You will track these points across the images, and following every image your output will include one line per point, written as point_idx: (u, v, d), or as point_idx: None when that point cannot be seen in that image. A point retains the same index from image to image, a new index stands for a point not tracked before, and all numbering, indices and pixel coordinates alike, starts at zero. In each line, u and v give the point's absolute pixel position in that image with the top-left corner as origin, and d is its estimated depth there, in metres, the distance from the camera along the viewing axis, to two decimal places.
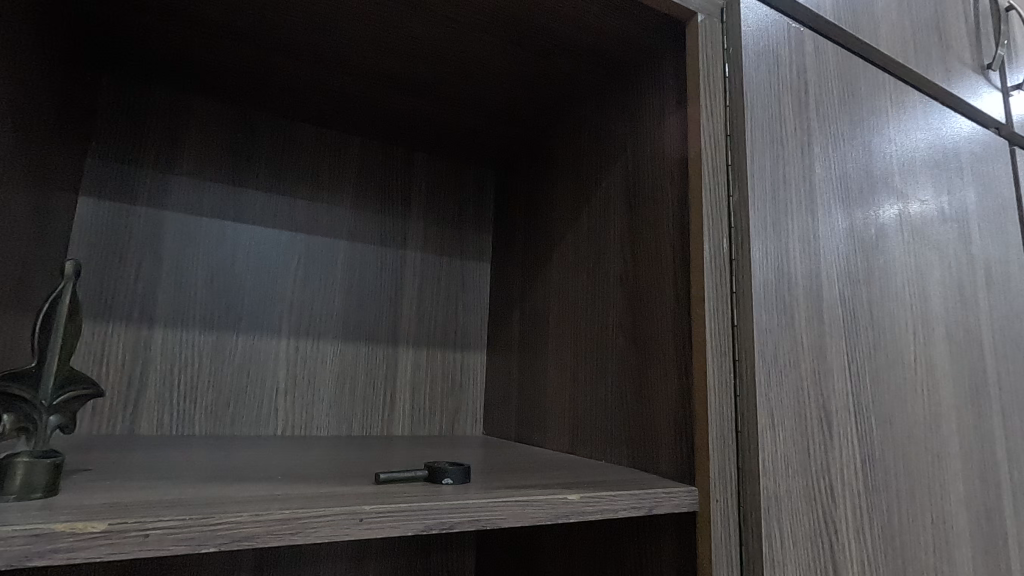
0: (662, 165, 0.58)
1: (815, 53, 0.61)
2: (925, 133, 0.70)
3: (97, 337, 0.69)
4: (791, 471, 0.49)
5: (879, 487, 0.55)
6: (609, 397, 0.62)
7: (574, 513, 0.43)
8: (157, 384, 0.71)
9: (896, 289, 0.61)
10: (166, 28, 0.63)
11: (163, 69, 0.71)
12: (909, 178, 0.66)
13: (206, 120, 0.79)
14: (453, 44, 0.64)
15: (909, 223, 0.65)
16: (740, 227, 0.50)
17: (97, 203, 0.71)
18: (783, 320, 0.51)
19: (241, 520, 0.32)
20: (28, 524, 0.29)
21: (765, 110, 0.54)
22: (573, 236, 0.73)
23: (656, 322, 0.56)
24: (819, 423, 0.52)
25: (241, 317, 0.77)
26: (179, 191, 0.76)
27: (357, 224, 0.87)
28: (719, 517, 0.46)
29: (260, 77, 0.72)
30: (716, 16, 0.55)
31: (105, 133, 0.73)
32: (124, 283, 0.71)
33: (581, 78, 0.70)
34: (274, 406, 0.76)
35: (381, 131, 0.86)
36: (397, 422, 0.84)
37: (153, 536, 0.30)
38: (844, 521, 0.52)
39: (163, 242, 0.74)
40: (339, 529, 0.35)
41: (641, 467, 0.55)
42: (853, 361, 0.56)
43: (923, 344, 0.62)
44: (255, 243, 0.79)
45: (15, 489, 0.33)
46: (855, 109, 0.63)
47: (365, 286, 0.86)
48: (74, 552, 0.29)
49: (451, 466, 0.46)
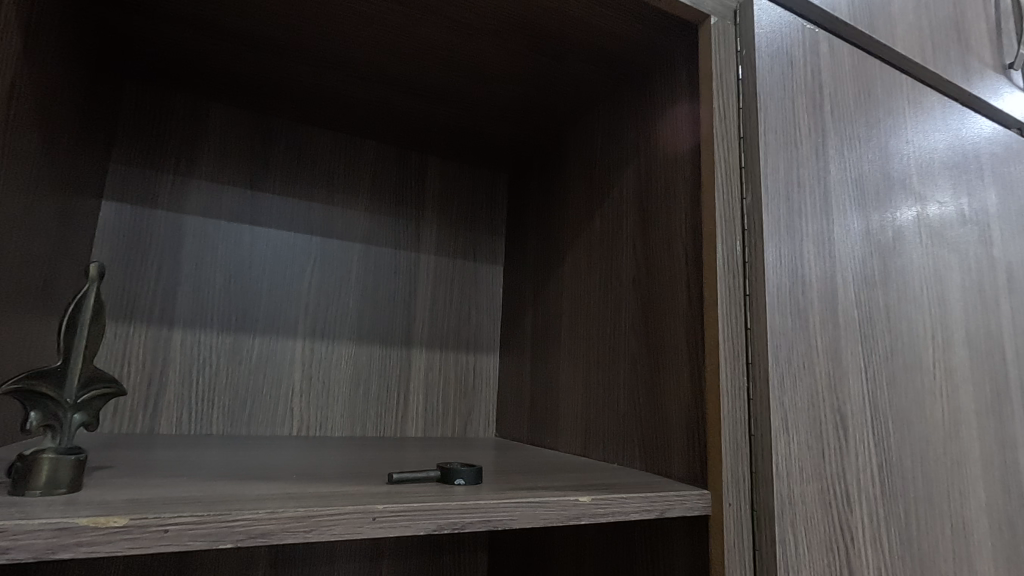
0: (675, 168, 0.58)
1: (830, 53, 0.60)
2: (944, 135, 0.69)
3: (119, 338, 0.71)
4: (806, 476, 0.49)
5: (897, 493, 0.54)
6: (622, 401, 0.62)
7: (585, 515, 0.43)
8: (176, 384, 0.72)
9: (914, 293, 0.60)
10: (185, 35, 0.64)
11: (183, 76, 0.73)
12: (927, 180, 0.65)
13: (224, 125, 0.80)
14: (465, 48, 0.65)
15: (928, 226, 0.64)
16: (753, 229, 0.50)
17: (120, 206, 0.73)
18: (797, 323, 0.50)
19: (256, 517, 0.33)
20: (52, 517, 0.30)
21: (778, 112, 0.54)
22: (586, 238, 0.73)
23: (668, 324, 0.56)
24: (835, 427, 0.51)
25: (258, 319, 0.78)
26: (198, 195, 0.78)
27: (372, 227, 0.88)
28: (732, 520, 0.46)
29: (276, 82, 0.74)
30: (728, 19, 0.55)
31: (128, 138, 0.75)
32: (145, 285, 0.73)
33: (594, 81, 0.70)
34: (290, 406, 0.78)
35: (396, 135, 0.87)
36: (410, 423, 0.85)
37: (172, 531, 0.31)
38: (861, 527, 0.51)
39: (182, 245, 0.76)
40: (352, 527, 0.35)
41: (654, 470, 0.55)
42: (870, 365, 0.55)
43: (942, 349, 0.61)
44: (271, 246, 0.81)
45: (40, 485, 0.34)
46: (870, 110, 0.62)
47: (379, 288, 0.87)
48: (96, 545, 0.29)
49: (462, 467, 0.46)
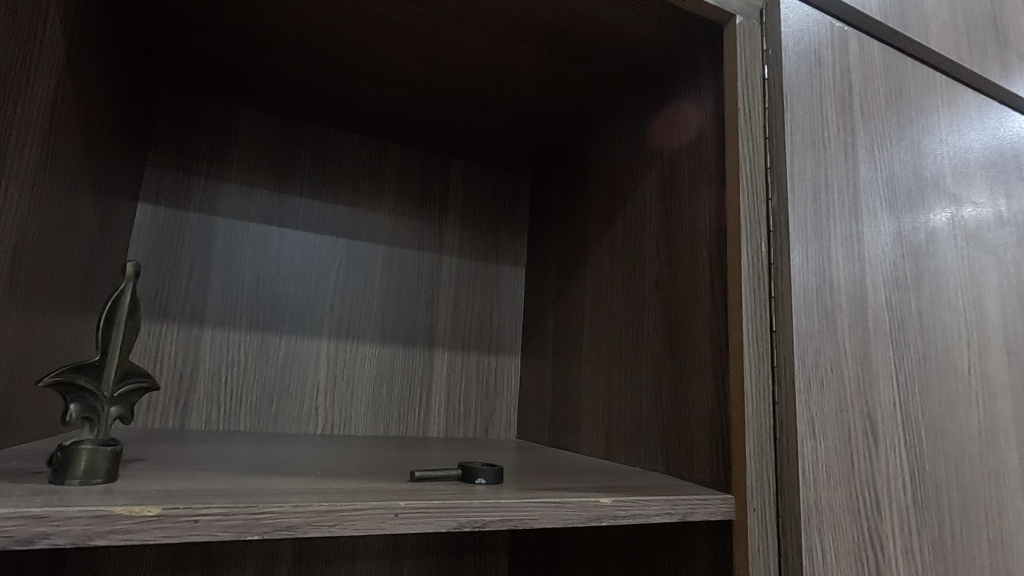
0: (699, 168, 0.57)
1: (859, 52, 0.59)
2: (982, 134, 0.67)
3: (153, 336, 0.73)
4: (833, 481, 0.48)
5: (929, 503, 0.52)
6: (644, 403, 0.61)
7: (606, 517, 0.42)
8: (206, 382, 0.74)
9: (948, 297, 0.59)
10: (217, 42, 0.66)
11: (214, 82, 0.75)
12: (963, 180, 0.63)
13: (253, 130, 0.82)
14: (489, 51, 0.66)
15: (963, 228, 0.62)
16: (779, 230, 0.49)
17: (155, 208, 0.76)
18: (825, 326, 0.50)
19: (281, 511, 0.34)
20: (91, 505, 0.31)
21: (806, 112, 0.53)
22: (609, 238, 0.73)
23: (691, 325, 0.56)
24: (864, 433, 0.50)
25: (285, 319, 0.80)
26: (228, 197, 0.80)
27: (396, 228, 0.89)
28: (757, 526, 0.46)
29: (304, 87, 0.75)
30: (754, 18, 0.54)
31: (162, 143, 0.77)
32: (178, 285, 0.75)
33: (617, 83, 0.70)
34: (315, 405, 0.79)
35: (420, 138, 0.88)
36: (432, 423, 0.85)
37: (201, 521, 0.32)
38: (891, 537, 0.50)
39: (213, 245, 0.78)
40: (375, 522, 0.36)
41: (678, 474, 0.55)
42: (901, 370, 0.54)
43: (978, 354, 0.59)
44: (299, 247, 0.82)
45: (79, 474, 0.35)
46: (902, 110, 0.60)
47: (403, 289, 0.88)
48: (131, 533, 0.31)
49: (484, 466, 0.46)
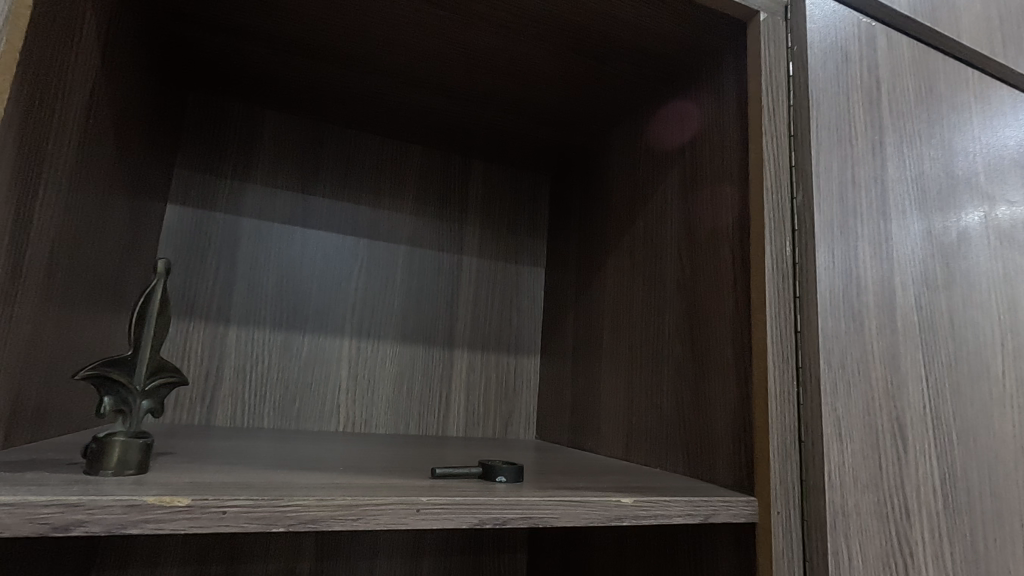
0: (722, 167, 0.57)
1: (888, 48, 0.58)
2: (1016, 131, 0.65)
3: (180, 333, 0.75)
4: (860, 484, 0.47)
5: (962, 509, 0.51)
6: (665, 404, 0.61)
7: (627, 516, 0.42)
8: (231, 379, 0.76)
9: (980, 298, 0.57)
10: (243, 46, 0.67)
11: (240, 85, 0.77)
12: (996, 178, 0.61)
13: (277, 132, 0.84)
14: (509, 51, 0.66)
15: (996, 227, 0.60)
16: (804, 229, 0.49)
17: (182, 209, 0.78)
18: (851, 327, 0.49)
19: (305, 505, 0.34)
20: (123, 495, 0.32)
21: (831, 110, 0.52)
22: (629, 239, 0.73)
23: (713, 325, 0.55)
24: (892, 436, 0.49)
25: (308, 318, 0.81)
26: (253, 199, 0.81)
27: (417, 229, 0.90)
28: (781, 530, 0.45)
29: (327, 89, 0.76)
30: (779, 14, 0.53)
31: (190, 145, 0.79)
32: (204, 283, 0.77)
33: (638, 82, 0.70)
34: (337, 403, 0.80)
35: (440, 139, 0.89)
36: (452, 423, 0.86)
37: (229, 513, 0.33)
38: (921, 542, 0.48)
39: (238, 245, 0.79)
40: (397, 518, 0.36)
41: (700, 476, 0.54)
42: (932, 373, 0.52)
43: (1012, 356, 0.58)
44: (321, 247, 0.84)
45: (112, 465, 0.36)
46: (933, 106, 0.59)
47: (423, 289, 0.89)
48: (161, 523, 0.31)
49: (504, 465, 0.47)
